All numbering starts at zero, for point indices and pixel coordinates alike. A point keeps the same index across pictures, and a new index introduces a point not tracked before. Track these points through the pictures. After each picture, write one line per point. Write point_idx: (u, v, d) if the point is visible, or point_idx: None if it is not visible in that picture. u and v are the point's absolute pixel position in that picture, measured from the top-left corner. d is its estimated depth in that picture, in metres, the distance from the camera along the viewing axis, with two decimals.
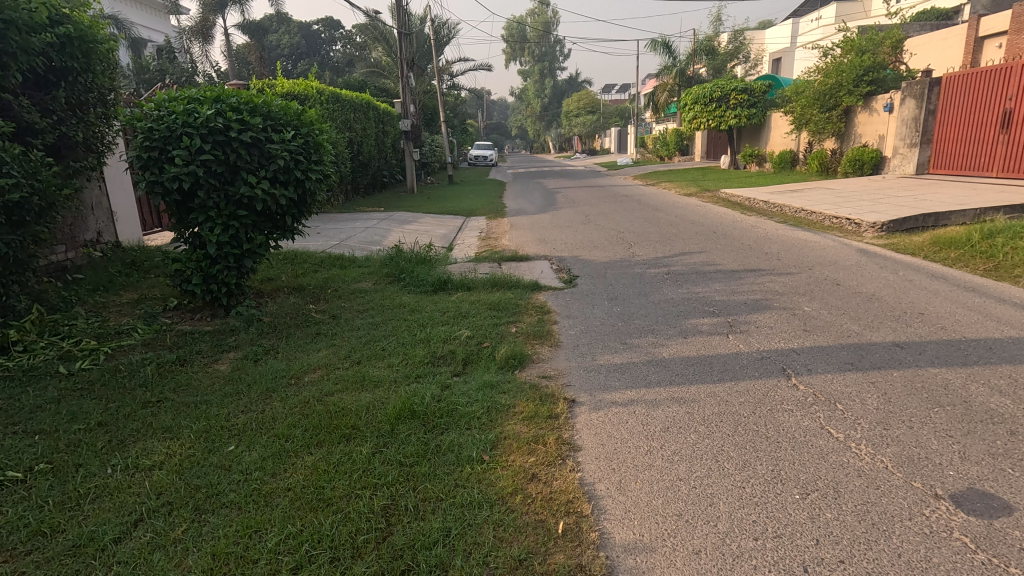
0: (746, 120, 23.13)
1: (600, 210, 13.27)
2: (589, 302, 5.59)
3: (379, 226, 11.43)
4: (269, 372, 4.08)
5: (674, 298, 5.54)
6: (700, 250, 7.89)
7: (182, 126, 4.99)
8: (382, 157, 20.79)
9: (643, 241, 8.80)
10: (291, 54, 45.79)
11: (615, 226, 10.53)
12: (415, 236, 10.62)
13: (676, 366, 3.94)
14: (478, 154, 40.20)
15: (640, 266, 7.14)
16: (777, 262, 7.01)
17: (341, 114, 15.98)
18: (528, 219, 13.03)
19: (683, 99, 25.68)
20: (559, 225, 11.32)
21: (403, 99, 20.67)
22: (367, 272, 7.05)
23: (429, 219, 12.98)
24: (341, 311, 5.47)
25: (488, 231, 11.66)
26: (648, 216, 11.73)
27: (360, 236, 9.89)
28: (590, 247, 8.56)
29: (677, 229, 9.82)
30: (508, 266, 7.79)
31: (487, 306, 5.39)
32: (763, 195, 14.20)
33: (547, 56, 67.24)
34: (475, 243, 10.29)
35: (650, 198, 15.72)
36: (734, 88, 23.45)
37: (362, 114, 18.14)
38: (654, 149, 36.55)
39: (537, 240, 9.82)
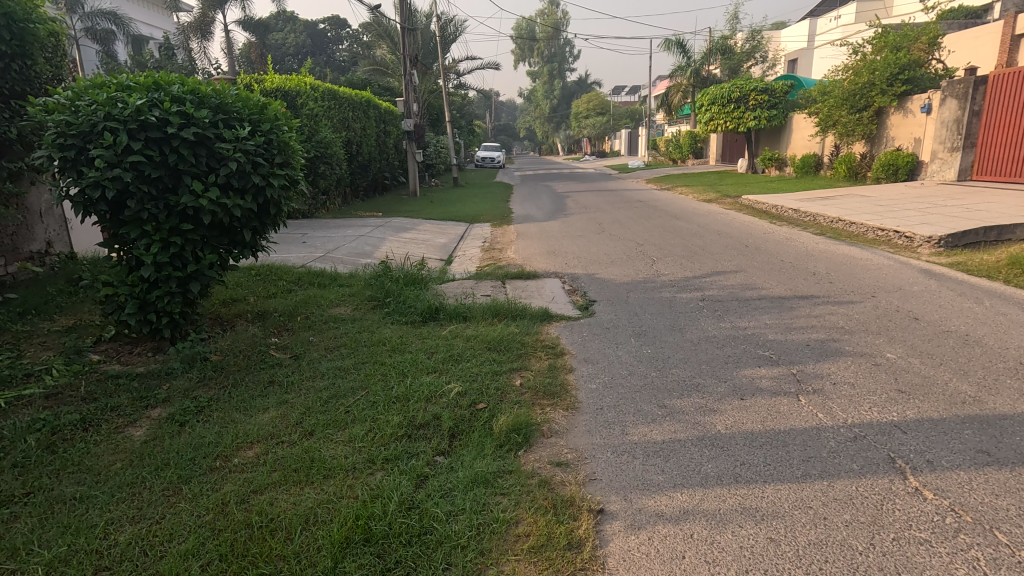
0: (766, 122, 22.02)
1: (615, 218, 12.24)
2: (611, 339, 4.55)
3: (374, 234, 10.45)
4: (188, 445, 3.06)
5: (716, 337, 4.49)
6: (735, 268, 6.85)
7: (106, 120, 3.99)
8: (383, 158, 19.84)
9: (668, 256, 7.77)
10: (296, 53, 44.95)
11: (634, 236, 9.50)
12: (412, 246, 9.62)
13: (737, 449, 2.88)
14: (485, 156, 39.22)
15: (668, 288, 6.12)
16: (830, 285, 5.96)
17: (338, 112, 15.00)
18: (537, 227, 12.01)
19: (699, 99, 24.55)
20: (571, 235, 10.31)
21: (406, 98, 19.71)
22: (348, 293, 6.03)
23: (430, 226, 11.98)
24: (306, 349, 4.45)
25: (492, 240, 10.65)
26: (669, 226, 10.67)
27: (350, 247, 8.91)
28: (607, 263, 7.54)
29: (703, 241, 8.77)
30: (513, 285, 6.77)
31: (485, 344, 4.35)
32: (792, 202, 13.10)
33: (557, 57, 66.17)
34: (478, 255, 9.30)
35: (667, 205, 14.66)
36: (754, 88, 22.30)
37: (362, 113, 17.21)
38: (667, 152, 35.41)
39: (546, 252, 8.81)
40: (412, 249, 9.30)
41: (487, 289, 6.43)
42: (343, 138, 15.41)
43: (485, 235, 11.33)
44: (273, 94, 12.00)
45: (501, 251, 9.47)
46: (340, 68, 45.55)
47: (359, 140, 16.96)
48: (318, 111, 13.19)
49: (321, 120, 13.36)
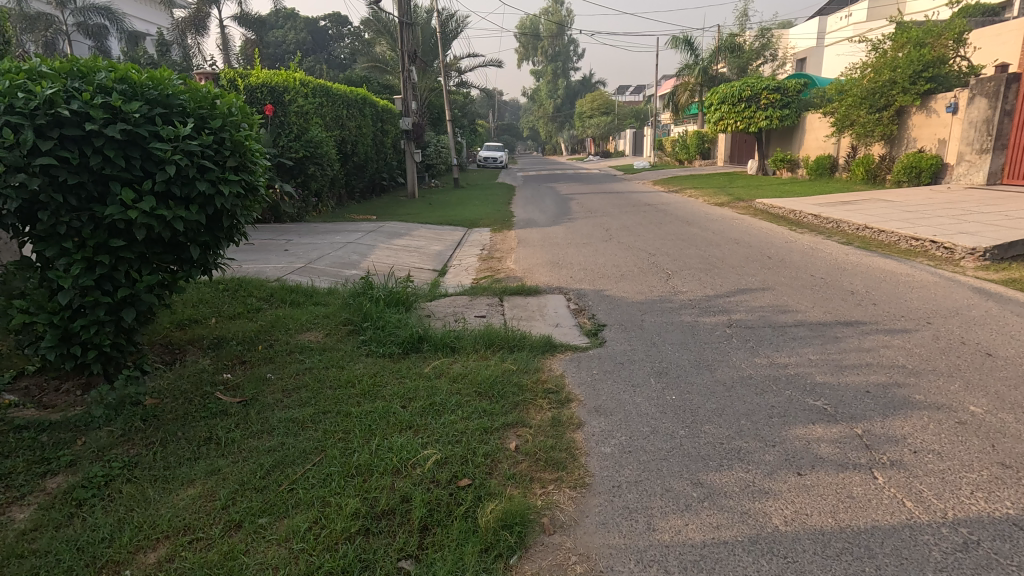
0: (778, 122, 21.23)
1: (624, 223, 11.50)
2: (626, 380, 3.80)
3: (364, 241, 9.72)
4: (72, 543, 2.31)
5: (753, 379, 3.74)
6: (762, 285, 6.10)
7: (9, 114, 3.27)
8: (380, 158, 19.12)
9: (685, 269, 7.01)
10: (296, 50, 44.27)
11: (644, 245, 8.76)
12: (404, 255, 8.88)
13: (807, 561, 2.12)
14: (487, 156, 38.48)
15: (688, 309, 5.37)
16: (873, 307, 5.21)
17: (330, 108, 14.25)
18: (539, 232, 11.26)
19: (708, 98, 23.75)
20: (576, 243, 9.57)
21: (405, 95, 18.98)
22: (322, 314, 5.29)
23: (426, 231, 11.25)
24: (261, 391, 3.71)
25: (492, 248, 9.91)
26: (681, 233, 9.92)
27: (336, 256, 8.18)
28: (617, 277, 6.80)
29: (721, 252, 8.03)
30: (511, 303, 6.03)
31: (475, 389, 3.59)
32: (810, 207, 12.34)
33: (561, 56, 65.36)
34: (475, 264, 8.56)
35: (677, 209, 13.91)
36: (766, 88, 21.50)
37: (356, 111, 16.49)
38: (673, 153, 34.61)
39: (550, 262, 8.08)
40: (403, 258, 8.57)
41: (482, 309, 5.69)
42: (335, 136, 14.65)
43: (483, 241, 10.59)
44: (260, 90, 11.27)
45: (500, 260, 8.73)
46: (340, 66, 44.82)
47: (353, 138, 16.24)
48: (308, 108, 12.46)
49: (312, 118, 12.64)
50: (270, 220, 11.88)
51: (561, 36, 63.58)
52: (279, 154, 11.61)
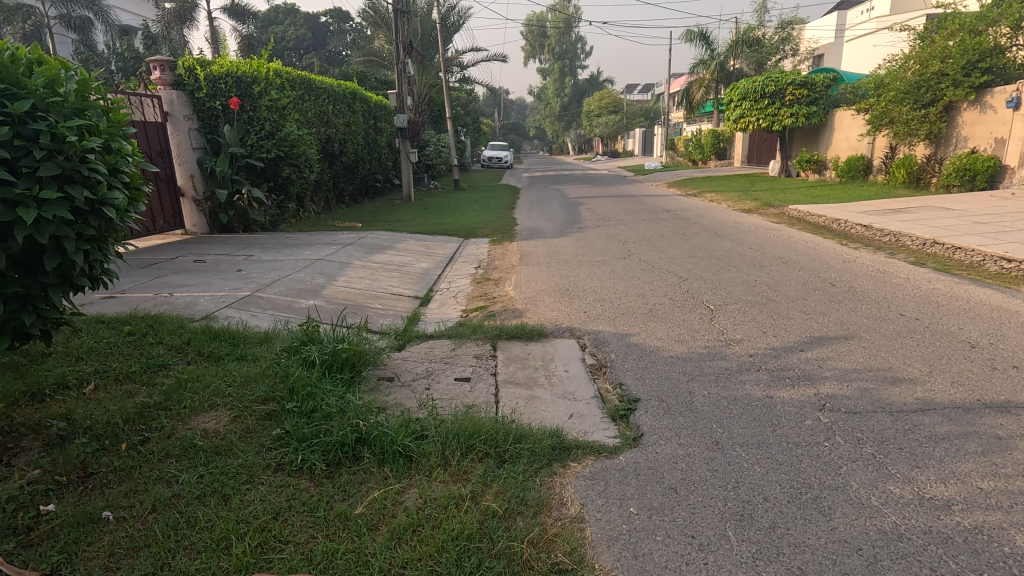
0: (804, 120, 19.63)
1: (643, 234, 10.00)
2: (687, 534, 2.30)
3: (338, 256, 8.26)
4: None
5: (904, 537, 2.22)
6: (842, 332, 4.57)
7: None
8: (373, 158, 17.68)
9: (731, 303, 5.51)
10: (296, 47, 43.08)
11: (672, 266, 7.25)
12: (382, 276, 7.41)
13: None
14: (492, 156, 36.98)
15: (752, 373, 3.86)
16: (1018, 375, 3.68)
17: (312, 103, 12.79)
18: (545, 245, 9.76)
19: (727, 94, 22.16)
20: (587, 260, 8.09)
21: (399, 90, 17.53)
22: (240, 379, 3.79)
23: (414, 243, 9.79)
24: (74, 553, 2.22)
25: (489, 265, 8.41)
26: (712, 248, 8.41)
27: (296, 279, 6.71)
28: (646, 315, 5.30)
29: (769, 277, 6.51)
30: (507, 355, 4.52)
31: (429, 567, 2.10)
32: (855, 216, 10.80)
33: (568, 53, 63.65)
34: (466, 288, 7.08)
35: (701, 217, 12.37)
36: (790, 83, 19.91)
37: (345, 106, 15.04)
38: (686, 153, 33.03)
39: (558, 288, 6.60)
40: (379, 282, 7.11)
41: (467, 368, 4.20)
42: (318, 134, 13.22)
43: (479, 257, 9.10)
44: (225, 78, 9.77)
45: (498, 282, 7.24)
46: (339, 62, 43.44)
47: (340, 136, 14.81)
48: (284, 101, 11.01)
49: (289, 113, 11.20)
50: (239, 230, 10.42)
51: (568, 33, 61.95)
52: (249, 154, 10.15)
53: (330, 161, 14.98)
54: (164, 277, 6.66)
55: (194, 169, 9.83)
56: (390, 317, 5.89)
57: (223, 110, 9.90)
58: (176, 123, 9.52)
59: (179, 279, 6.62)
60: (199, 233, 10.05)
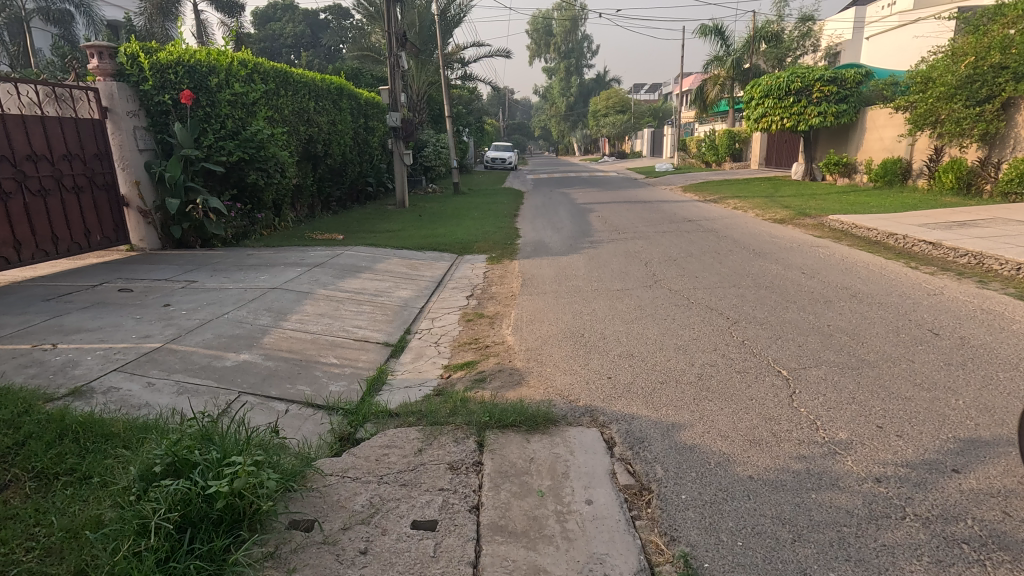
0: (833, 119, 18.08)
1: (667, 252, 8.52)
2: None
3: (300, 281, 6.80)
4: None
5: None
6: (999, 430, 3.08)
7: None
8: (364, 160, 16.26)
9: (811, 368, 3.99)
10: (294, 45, 41.89)
11: (713, 300, 5.77)
12: (349, 311, 5.92)
13: None
14: (495, 157, 35.50)
15: (898, 529, 2.34)
16: None
17: (288, 99, 11.39)
18: (553, 265, 8.28)
19: (747, 91, 20.56)
20: (604, 288, 6.60)
21: (392, 86, 16.09)
22: (55, 534, 2.28)
23: (398, 262, 8.33)
24: None
25: (485, 293, 6.92)
26: (755, 274, 6.92)
27: (233, 318, 5.23)
28: (697, 388, 3.78)
29: (845, 322, 5.02)
30: (498, 465, 3.03)
31: None
32: (914, 230, 9.27)
33: (575, 52, 62.02)
34: (452, 329, 5.60)
35: (730, 228, 10.88)
36: (817, 79, 18.31)
37: (329, 102, 13.58)
38: (698, 155, 31.46)
39: (569, 332, 5.12)
40: (343, 320, 5.63)
41: (433, 498, 2.71)
42: (295, 134, 11.81)
43: (473, 280, 7.62)
44: (174, 68, 8.33)
45: (494, 320, 5.75)
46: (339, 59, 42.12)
47: (324, 136, 13.39)
48: (250, 96, 9.59)
49: (256, 110, 9.79)
50: (195, 245, 8.97)
51: (574, 32, 60.39)
52: (206, 157, 8.72)
53: (313, 163, 13.56)
54: (64, 316, 5.19)
55: (141, 174, 8.38)
56: (345, 378, 4.40)
57: (174, 106, 8.46)
58: (116, 121, 8.06)
59: (82, 319, 5.15)
60: (147, 249, 8.60)
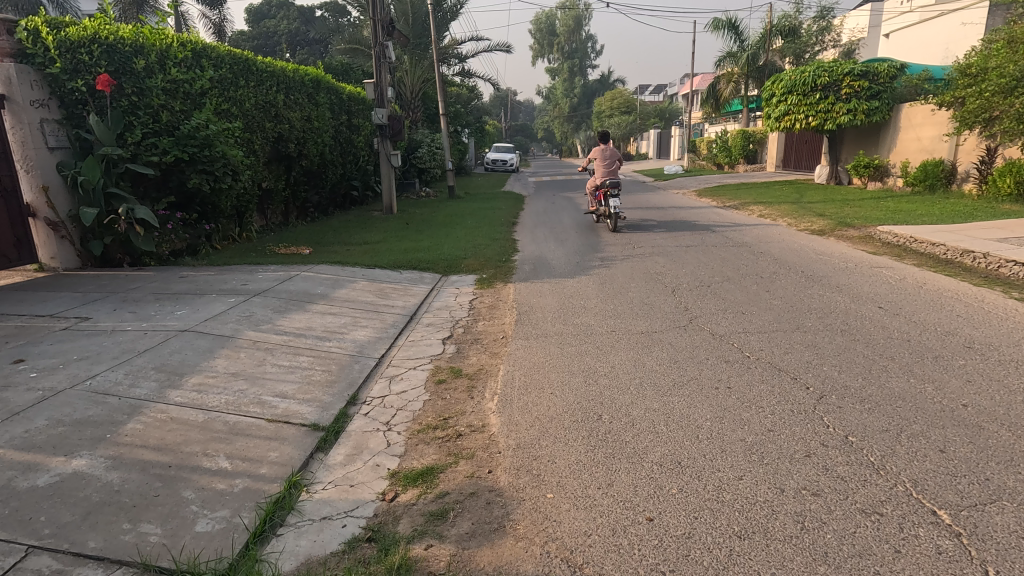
0: (865, 119, 16.60)
1: (697, 275, 6.93)
2: None
3: (226, 318, 5.20)
4: None
5: None
6: None
7: None
8: (347, 161, 14.71)
9: (990, 510, 2.39)
10: (288, 42, 40.41)
11: (778, 358, 4.17)
12: (276, 367, 4.31)
13: None
14: (496, 158, 33.93)
15: None
16: None
17: (247, 91, 9.85)
18: (556, 290, 6.67)
19: (768, 88, 18.94)
20: (624, 331, 4.98)
21: (377, 80, 14.56)
22: None
23: (365, 288, 6.74)
24: None
25: (469, 336, 5.31)
26: (819, 311, 5.33)
27: (97, 387, 3.64)
28: (809, 558, 2.18)
29: (987, 400, 3.41)
30: None
31: None
32: (995, 247, 7.63)
33: (579, 52, 60.24)
34: (415, 397, 3.98)
35: (763, 243, 9.29)
36: (846, 74, 16.76)
37: (303, 95, 12.03)
38: (710, 156, 29.82)
39: (582, 412, 3.51)
40: (264, 384, 4.02)
41: None
42: (258, 131, 10.28)
43: (457, 314, 6.02)
44: (88, 47, 6.77)
45: (477, 383, 4.13)
46: None
47: (298, 133, 11.83)
48: (192, 84, 8.05)
49: (201, 101, 8.25)
50: (123, 264, 7.41)
51: (578, 31, 58.76)
52: (133, 157, 7.16)
53: (285, 164, 12.04)
54: None
55: (50, 178, 6.82)
56: (230, 500, 2.79)
57: (89, 94, 6.90)
58: (16, 112, 6.52)
59: None
60: (60, 269, 7.04)
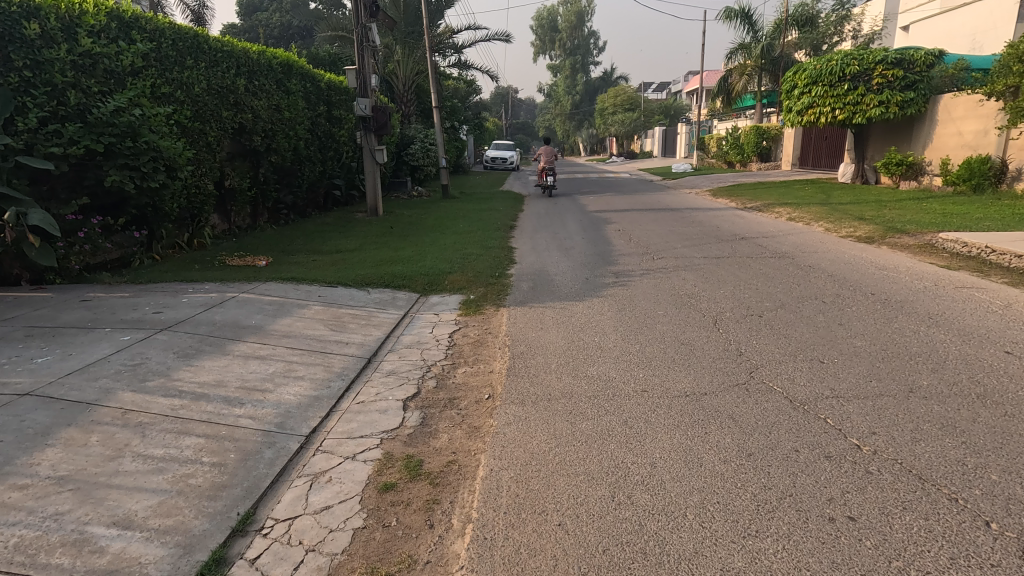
0: (898, 111, 15.05)
1: (741, 300, 5.45)
2: None
3: (101, 369, 3.72)
4: None
5: None
6: None
7: None
8: (326, 157, 13.26)
9: None
10: (281, 35, 38.99)
11: (910, 455, 2.69)
12: (137, 462, 2.82)
13: None
14: (495, 156, 32.49)
15: None
16: None
17: (196, 73, 8.39)
18: (560, 320, 5.19)
19: (789, 78, 17.39)
20: (661, 397, 3.49)
21: (359, 66, 13.08)
22: None
23: (318, 317, 5.26)
24: None
25: (444, 394, 3.83)
26: (925, 359, 3.85)
27: None
28: None
29: None
30: None
31: None
32: None
33: (582, 48, 58.62)
34: (343, 519, 2.51)
35: (806, 254, 7.81)
36: (878, 61, 15.25)
37: (271, 81, 10.56)
38: (720, 154, 28.31)
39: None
40: (102, 499, 2.53)
41: None
42: (211, 121, 8.84)
43: (432, 356, 4.53)
44: None
45: (440, 493, 2.66)
46: None
47: (265, 124, 10.38)
48: (113, 59, 6.60)
49: (128, 81, 6.82)
50: (22, 282, 5.95)
51: (581, 27, 57.14)
52: (29, 148, 5.70)
53: (250, 159, 10.60)
54: None
55: None
56: None
57: None
58: None
59: None
60: None
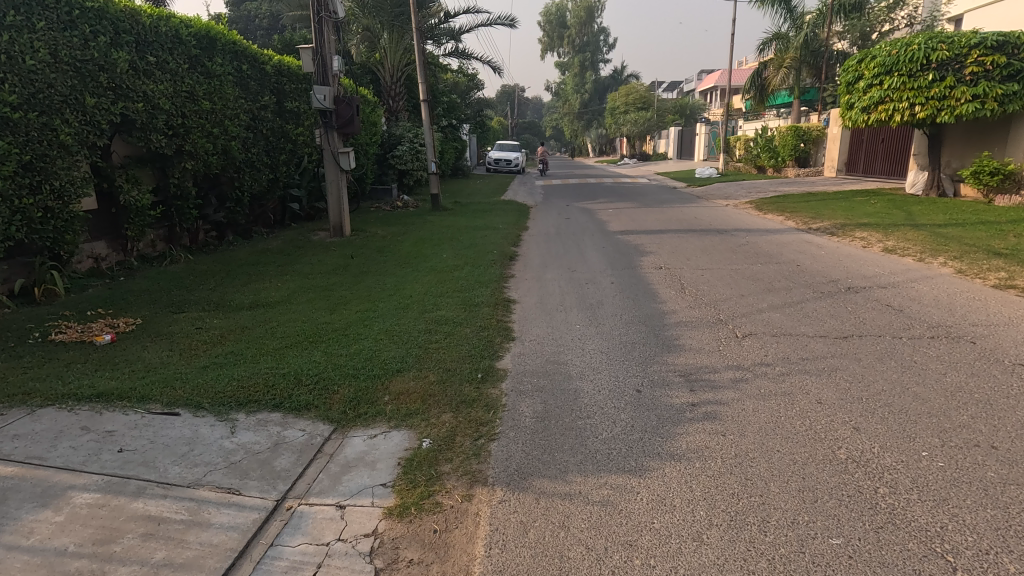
0: (997, 107, 12.03)
1: (999, 503, 2.46)
2: None
3: None
4: None
5: None
6: None
7: None
8: (278, 163, 10.37)
9: None
10: (271, 27, 36.04)
11: None
12: None
13: None
14: (499, 157, 29.54)
15: None
16: None
17: (29, 37, 5.51)
18: (605, 572, 2.20)
19: (853, 67, 14.36)
20: None
21: (316, 45, 10.15)
22: None
23: (55, 544, 2.32)
24: None
25: None
26: None
27: None
28: None
29: None
30: None
31: None
32: None
33: (590, 45, 55.36)
34: None
35: (981, 328, 4.83)
36: (972, 45, 12.23)
37: (182, 57, 7.67)
38: (749, 157, 25.28)
39: None
40: None
41: None
42: (63, 111, 5.96)
43: None
44: None
45: None
46: None
47: (170, 117, 7.50)
48: None
49: None
50: None
51: (590, 23, 54.09)
52: None
53: (153, 166, 7.74)
54: None
55: None
56: None
57: None
58: None
59: None
60: None
